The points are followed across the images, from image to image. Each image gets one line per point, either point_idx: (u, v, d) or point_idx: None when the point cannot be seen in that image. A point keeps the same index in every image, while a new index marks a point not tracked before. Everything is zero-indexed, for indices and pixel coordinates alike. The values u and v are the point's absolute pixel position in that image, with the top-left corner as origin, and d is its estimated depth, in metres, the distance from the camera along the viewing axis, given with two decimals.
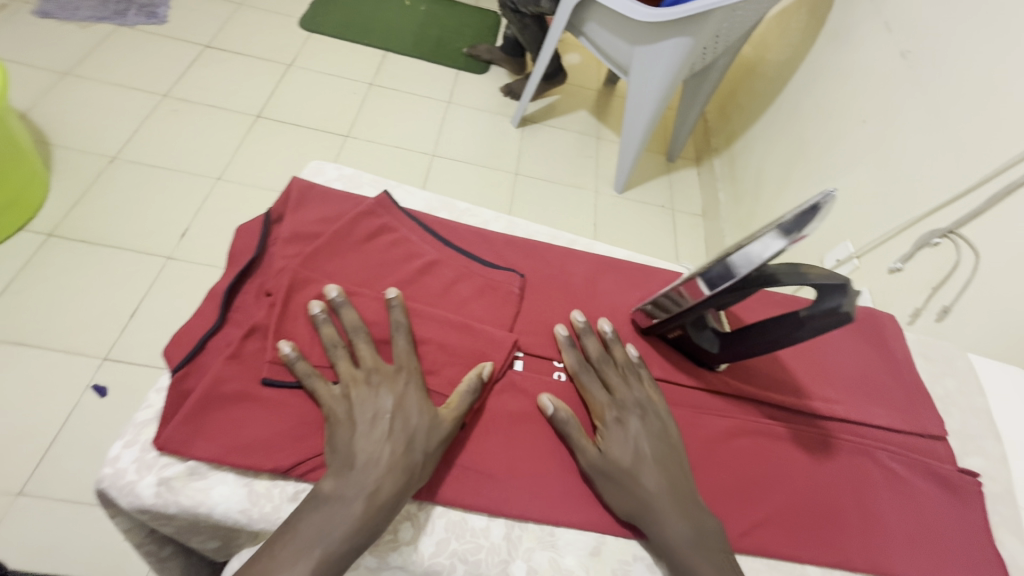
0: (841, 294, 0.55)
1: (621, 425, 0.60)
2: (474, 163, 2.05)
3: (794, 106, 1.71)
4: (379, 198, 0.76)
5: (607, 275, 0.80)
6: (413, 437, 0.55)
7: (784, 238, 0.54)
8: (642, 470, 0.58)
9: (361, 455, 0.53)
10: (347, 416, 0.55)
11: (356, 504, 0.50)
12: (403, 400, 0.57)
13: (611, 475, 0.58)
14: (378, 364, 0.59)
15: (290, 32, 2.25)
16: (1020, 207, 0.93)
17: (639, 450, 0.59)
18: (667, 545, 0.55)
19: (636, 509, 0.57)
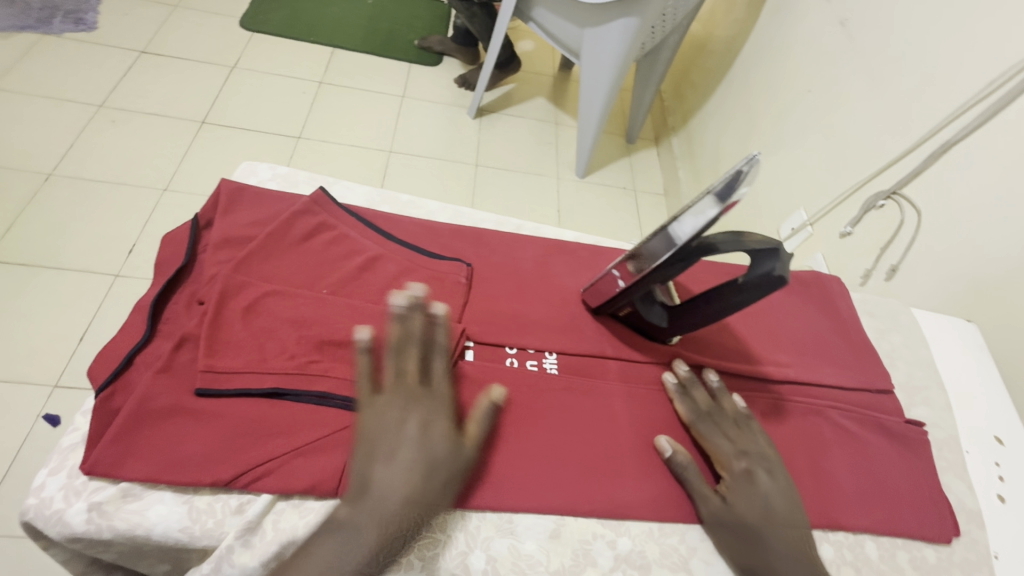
0: (776, 259, 0.56)
1: (750, 481, 0.59)
2: (433, 157, 2.01)
3: (744, 80, 1.73)
4: (315, 196, 0.73)
5: (556, 257, 0.80)
6: (432, 467, 0.53)
7: (717, 206, 0.54)
8: (769, 530, 0.56)
9: (377, 485, 0.51)
10: (376, 446, 0.53)
11: (369, 533, 0.49)
12: (429, 431, 0.55)
13: (735, 531, 0.57)
14: (416, 387, 0.57)
15: (232, 33, 2.16)
16: (956, 164, 0.96)
17: (766, 508, 0.58)
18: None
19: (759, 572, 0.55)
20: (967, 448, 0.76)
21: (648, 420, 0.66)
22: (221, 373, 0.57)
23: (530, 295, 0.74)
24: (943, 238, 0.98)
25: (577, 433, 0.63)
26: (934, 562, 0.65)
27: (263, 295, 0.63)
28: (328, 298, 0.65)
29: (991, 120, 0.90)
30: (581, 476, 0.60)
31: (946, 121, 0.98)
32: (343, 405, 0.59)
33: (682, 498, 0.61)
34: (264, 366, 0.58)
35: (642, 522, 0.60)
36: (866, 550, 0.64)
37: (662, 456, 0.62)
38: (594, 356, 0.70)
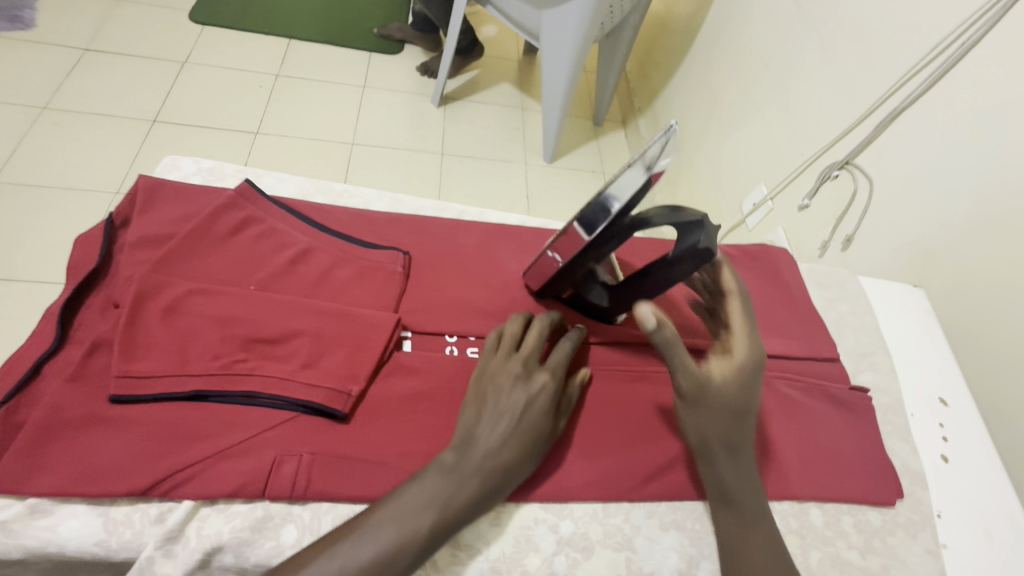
0: (703, 229, 0.56)
1: (752, 372, 0.60)
2: (396, 147, 1.97)
3: (705, 58, 1.71)
4: (241, 188, 0.70)
5: (499, 241, 0.78)
6: (532, 439, 0.54)
7: (644, 174, 0.53)
8: (750, 416, 0.59)
9: (483, 443, 0.52)
10: (491, 402, 0.55)
11: (471, 484, 0.50)
12: (537, 402, 0.55)
13: (724, 414, 0.58)
14: (530, 360, 0.58)
15: (181, 26, 2.07)
16: (903, 133, 0.97)
17: (754, 398, 0.60)
18: (729, 493, 0.57)
19: (728, 450, 0.57)
20: (912, 411, 0.77)
21: (593, 399, 0.65)
22: (138, 379, 0.54)
23: (472, 281, 0.72)
24: (893, 206, 0.98)
25: None
26: (878, 524, 0.65)
27: (184, 294, 0.60)
28: (255, 293, 0.62)
29: (936, 85, 0.91)
30: None
31: (897, 85, 0.98)
32: (272, 403, 0.56)
33: (625, 477, 0.60)
34: (186, 369, 0.56)
35: (585, 504, 0.59)
36: (811, 518, 0.64)
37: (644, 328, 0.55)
38: None
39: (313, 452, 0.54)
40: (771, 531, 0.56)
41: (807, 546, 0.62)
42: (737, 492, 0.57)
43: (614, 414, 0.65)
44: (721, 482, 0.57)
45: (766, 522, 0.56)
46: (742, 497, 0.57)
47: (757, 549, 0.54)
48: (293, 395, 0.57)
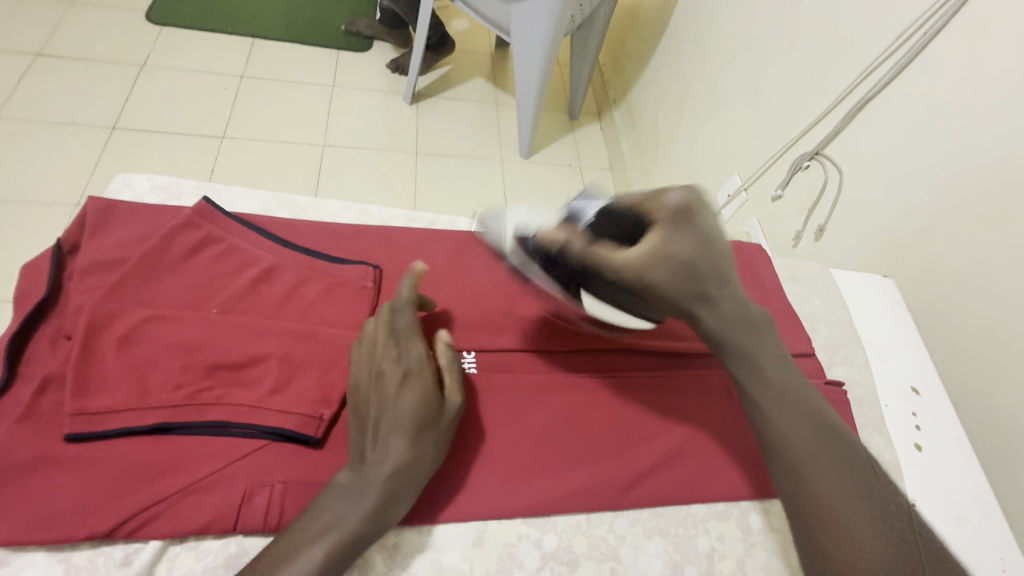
0: (579, 200, 0.55)
1: (683, 220, 0.45)
2: (369, 147, 1.93)
3: (676, 48, 1.71)
4: (198, 206, 0.68)
5: (472, 250, 0.77)
6: (420, 425, 0.52)
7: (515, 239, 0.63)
8: (710, 280, 0.46)
9: (371, 451, 0.51)
10: (366, 410, 0.54)
11: (369, 498, 0.49)
12: (406, 390, 0.53)
13: (670, 287, 0.44)
14: (390, 350, 0.56)
15: (137, 27, 1.99)
16: (870, 122, 0.98)
17: (710, 252, 0.46)
18: (754, 360, 0.50)
19: (724, 322, 0.48)
20: (885, 401, 0.78)
21: (571, 408, 0.64)
22: (94, 415, 0.52)
23: (444, 294, 0.71)
24: (863, 196, 0.99)
25: (496, 432, 0.61)
26: None
27: (140, 322, 0.58)
28: (217, 318, 0.60)
29: (899, 75, 0.93)
30: (502, 478, 0.59)
31: (862, 77, 0.99)
32: (240, 432, 0.54)
33: (607, 487, 0.60)
34: (146, 401, 0.54)
35: (569, 516, 0.59)
36: None
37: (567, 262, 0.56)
38: (516, 350, 0.67)
39: (284, 482, 0.52)
40: (806, 396, 0.52)
41: None
42: (765, 359, 0.51)
43: (594, 423, 0.64)
44: (739, 350, 0.49)
45: (797, 387, 0.52)
46: (771, 365, 0.51)
47: (795, 420, 0.50)
48: (263, 422, 0.55)
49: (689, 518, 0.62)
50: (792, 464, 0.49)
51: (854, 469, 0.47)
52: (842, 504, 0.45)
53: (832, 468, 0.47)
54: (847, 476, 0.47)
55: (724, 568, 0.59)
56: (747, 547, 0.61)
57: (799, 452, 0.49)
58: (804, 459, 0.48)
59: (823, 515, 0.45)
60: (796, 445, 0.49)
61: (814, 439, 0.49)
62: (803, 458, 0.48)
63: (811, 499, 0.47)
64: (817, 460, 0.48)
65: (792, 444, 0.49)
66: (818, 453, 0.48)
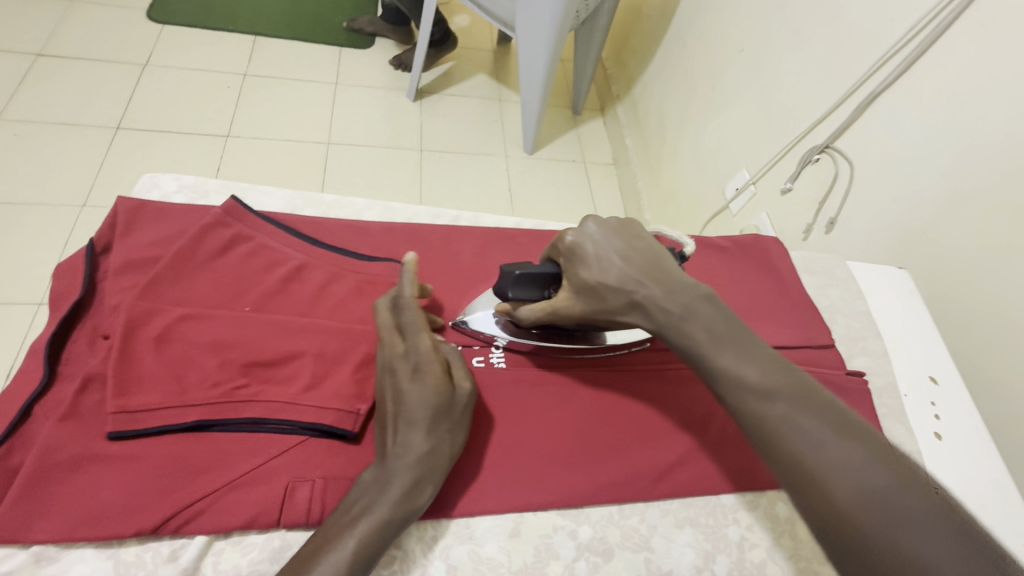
0: (507, 278, 0.60)
1: (578, 257, 0.57)
2: (374, 145, 1.92)
3: (681, 42, 1.70)
4: (227, 205, 0.68)
5: (495, 247, 0.78)
6: (435, 414, 0.53)
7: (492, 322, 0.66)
8: (620, 287, 0.54)
9: (392, 446, 0.52)
10: (383, 405, 0.55)
11: (394, 488, 0.50)
12: (417, 382, 0.54)
13: (592, 311, 0.57)
14: (394, 345, 0.57)
15: (139, 26, 1.98)
16: (882, 115, 0.98)
17: (614, 266, 0.55)
18: (697, 346, 0.51)
19: (659, 316, 0.53)
20: (904, 391, 0.80)
21: (597, 401, 0.66)
22: (136, 413, 0.52)
23: (470, 290, 0.72)
24: (874, 189, 1.00)
25: (526, 426, 0.62)
26: None
27: (176, 320, 0.58)
28: (250, 316, 0.61)
29: (911, 68, 0.93)
30: (535, 470, 0.60)
31: (872, 70, 0.99)
32: (279, 428, 0.55)
33: (636, 477, 0.61)
34: (186, 399, 0.54)
35: (601, 507, 0.60)
36: None
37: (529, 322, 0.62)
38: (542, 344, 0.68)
39: (324, 477, 0.53)
40: (758, 357, 0.49)
41: None
42: (707, 339, 0.50)
43: (620, 415, 0.65)
44: (683, 337, 0.52)
45: (752, 353, 0.49)
46: (715, 344, 0.50)
47: (757, 391, 0.47)
48: (301, 418, 0.55)
49: (719, 509, 0.62)
50: (770, 440, 0.46)
51: (828, 427, 0.45)
52: (827, 473, 0.43)
53: (808, 434, 0.45)
54: (826, 438, 0.44)
55: (754, 557, 0.60)
56: (776, 536, 0.62)
57: (775, 424, 0.46)
58: (781, 431, 0.46)
59: (813, 488, 0.43)
60: (769, 417, 0.46)
61: (783, 405, 0.46)
62: (780, 430, 0.46)
63: (799, 475, 0.44)
64: (795, 429, 0.45)
65: (768, 417, 0.46)
66: (793, 421, 0.45)
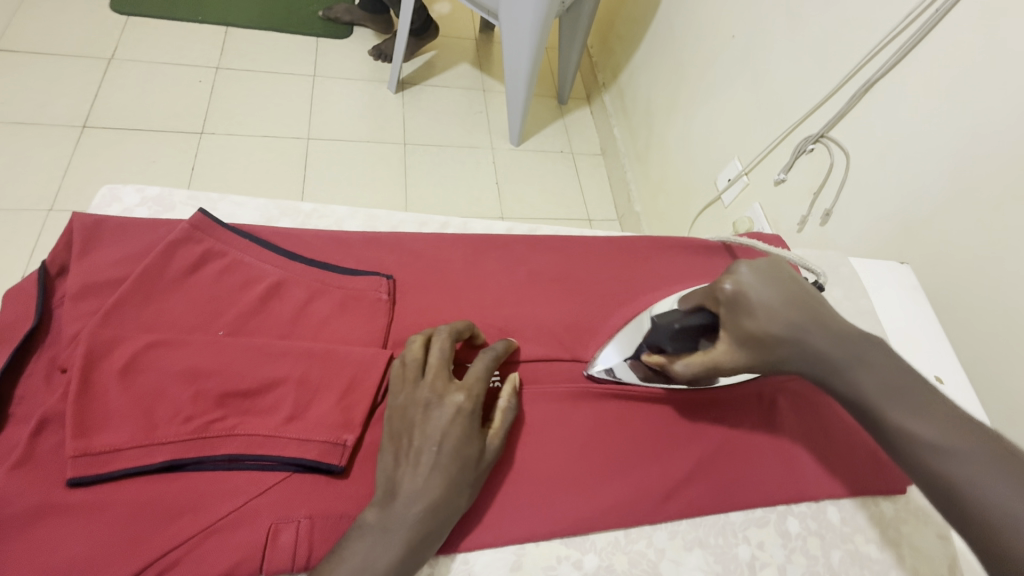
0: (665, 330, 0.57)
1: (741, 307, 0.52)
2: (355, 140, 1.85)
3: (669, 29, 1.65)
4: (194, 218, 0.62)
5: (487, 255, 0.74)
6: (461, 465, 0.51)
7: (627, 367, 0.62)
8: (789, 338, 0.51)
9: (406, 485, 0.49)
10: (404, 443, 0.52)
11: (399, 538, 0.47)
12: (456, 429, 0.52)
13: (756, 363, 0.53)
14: (439, 381, 0.54)
15: (102, 18, 1.87)
16: (878, 104, 0.95)
17: (781, 315, 0.51)
18: (865, 398, 0.47)
19: (827, 365, 0.49)
20: None
21: (603, 417, 0.63)
22: (101, 455, 0.48)
23: (462, 303, 0.68)
24: (872, 179, 0.96)
25: (524, 449, 0.59)
26: (892, 514, 0.64)
27: (141, 349, 0.53)
28: (225, 340, 0.56)
29: (908, 54, 0.89)
30: (536, 497, 0.57)
31: (867, 58, 0.96)
32: (260, 465, 0.51)
33: (644, 499, 0.58)
34: (155, 437, 0.49)
35: (607, 533, 0.57)
36: (828, 516, 0.63)
37: (680, 374, 0.57)
38: (542, 360, 0.64)
39: (310, 516, 0.49)
40: (934, 407, 0.45)
41: (827, 546, 0.61)
42: (877, 391, 0.47)
43: (626, 432, 0.62)
44: (853, 387, 0.48)
45: (929, 408, 0.45)
46: (885, 397, 0.46)
47: (937, 450, 0.43)
48: (283, 452, 0.51)
49: (728, 527, 0.60)
50: (953, 503, 0.41)
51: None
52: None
53: (1003, 499, 0.39)
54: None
55: None
56: (787, 553, 0.60)
57: (957, 486, 0.41)
58: (965, 495, 0.41)
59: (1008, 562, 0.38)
60: (950, 477, 0.42)
61: (970, 465, 0.41)
62: (965, 493, 0.41)
63: (990, 546, 0.39)
64: (986, 494, 0.40)
65: (950, 478, 0.42)
66: (979, 480, 0.41)
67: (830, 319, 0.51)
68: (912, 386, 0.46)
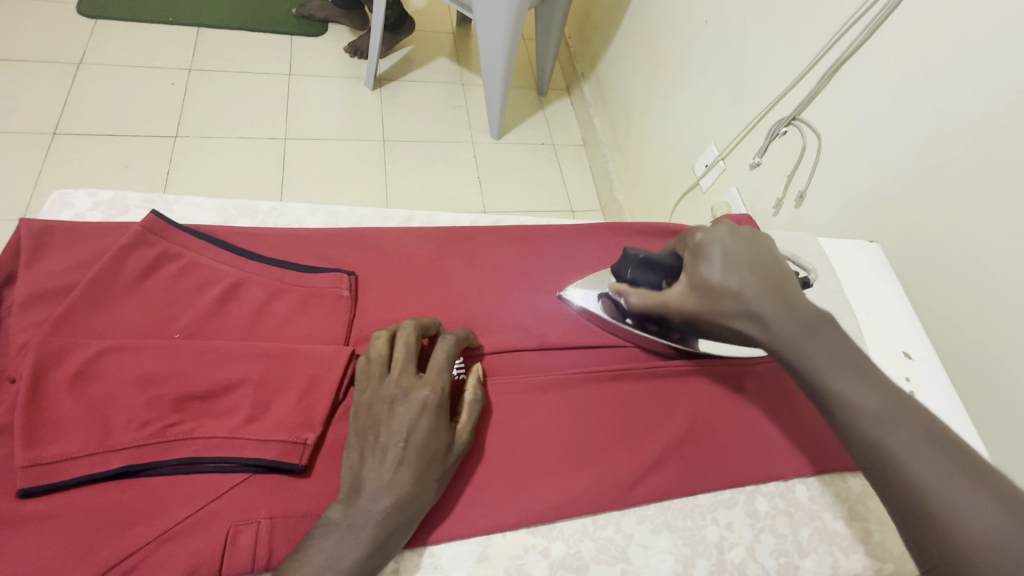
0: (630, 259, 0.63)
1: (704, 254, 0.55)
2: (332, 138, 1.83)
3: (643, 16, 1.64)
4: (147, 221, 0.61)
5: (452, 248, 0.74)
6: (427, 459, 0.51)
7: (598, 301, 0.67)
8: (740, 292, 0.51)
9: (371, 482, 0.49)
10: (369, 439, 0.51)
11: (364, 535, 0.47)
12: (422, 424, 0.51)
13: (703, 312, 0.54)
14: (405, 376, 0.53)
15: (69, 22, 1.83)
16: (847, 85, 0.94)
17: (739, 268, 0.52)
18: (812, 365, 0.47)
19: (775, 329, 0.49)
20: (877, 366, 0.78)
21: (570, 407, 0.62)
22: (52, 465, 0.47)
23: (426, 297, 0.67)
24: (842, 160, 0.96)
25: (490, 442, 0.59)
26: (860, 490, 0.65)
27: (94, 355, 0.52)
28: (180, 343, 0.55)
29: (876, 33, 0.88)
30: (502, 488, 0.56)
31: (836, 38, 0.95)
32: (218, 467, 0.50)
33: (612, 486, 0.58)
34: (109, 444, 0.49)
35: (575, 520, 0.57)
36: (797, 495, 0.63)
37: (631, 303, 0.62)
38: (506, 351, 0.64)
39: (271, 517, 0.49)
40: (876, 383, 0.45)
41: (796, 524, 0.61)
42: (824, 356, 0.47)
43: (593, 420, 0.62)
44: (797, 351, 0.48)
45: (871, 378, 0.45)
46: (835, 367, 0.46)
47: (877, 420, 0.43)
48: (242, 454, 0.51)
49: (696, 510, 0.60)
50: (885, 470, 0.42)
51: (956, 467, 0.40)
52: (946, 511, 0.39)
53: (927, 468, 0.41)
54: (953, 476, 0.40)
55: (735, 557, 0.58)
56: (755, 532, 0.60)
57: (891, 455, 0.42)
58: (899, 463, 0.41)
59: (928, 524, 0.40)
60: (886, 446, 0.42)
61: (904, 433, 0.42)
62: (895, 457, 0.42)
63: (915, 511, 0.40)
64: (916, 462, 0.41)
65: (884, 445, 0.42)
66: (910, 450, 0.42)
67: (789, 286, 0.52)
68: (853, 356, 0.47)
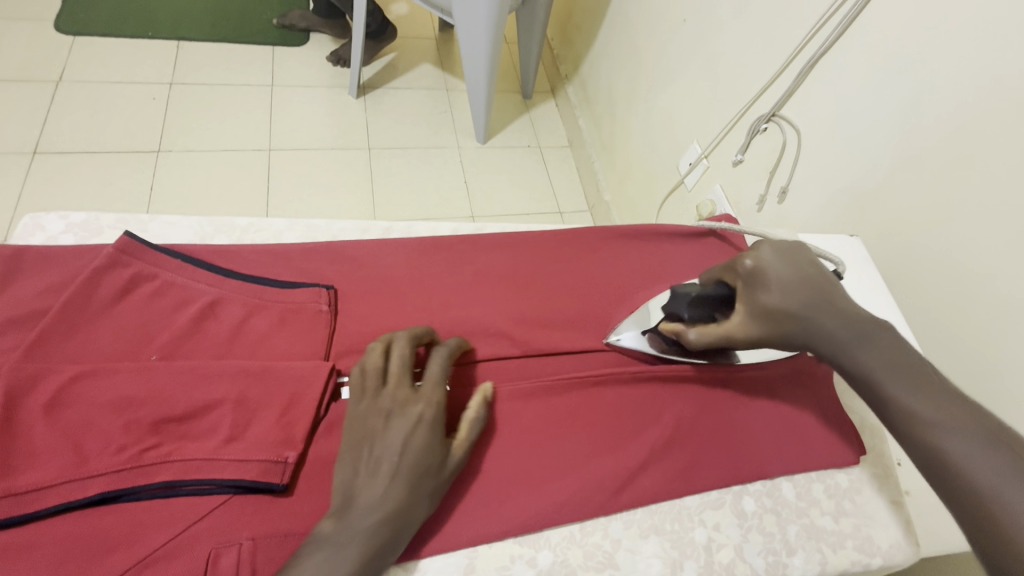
0: (681, 299, 0.60)
1: (759, 281, 0.54)
2: (317, 147, 1.82)
3: (624, 17, 1.65)
4: (120, 242, 0.60)
5: (433, 259, 0.73)
6: (420, 473, 0.51)
7: (645, 340, 0.66)
8: (803, 315, 0.52)
9: (363, 496, 0.48)
10: (363, 453, 0.51)
11: (354, 550, 0.46)
12: (416, 438, 0.51)
13: (769, 338, 0.54)
14: (401, 389, 0.53)
15: (47, 39, 1.81)
16: (823, 81, 0.95)
17: (798, 292, 0.52)
18: (870, 373, 0.48)
19: (838, 344, 0.50)
20: None
21: (555, 413, 0.62)
22: (28, 494, 0.46)
23: (407, 308, 0.67)
24: (822, 154, 0.97)
25: (478, 453, 0.58)
26: (846, 486, 0.65)
27: (69, 380, 0.51)
28: (157, 365, 0.54)
29: (850, 27, 0.89)
30: (488, 500, 0.56)
31: (811, 34, 0.96)
32: (198, 489, 0.50)
33: (599, 491, 0.58)
34: (86, 470, 0.48)
35: (561, 528, 0.57)
36: (784, 493, 0.63)
37: (692, 342, 0.60)
38: (490, 360, 0.64)
39: (254, 537, 0.49)
40: (934, 386, 0.46)
41: (783, 522, 0.61)
42: (880, 364, 0.48)
43: (579, 426, 0.62)
44: (859, 365, 0.49)
45: (930, 382, 0.46)
46: (889, 371, 0.47)
47: (929, 420, 0.44)
48: (222, 475, 0.50)
49: (684, 513, 0.60)
50: (936, 468, 0.43)
51: (1012, 464, 0.41)
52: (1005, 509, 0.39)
53: (983, 465, 0.41)
54: (1007, 473, 0.40)
55: (723, 557, 0.58)
56: (743, 532, 0.60)
57: (945, 453, 0.43)
58: (955, 464, 0.42)
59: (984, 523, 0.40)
60: (940, 446, 0.43)
61: (958, 432, 0.43)
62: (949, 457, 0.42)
63: (971, 509, 0.41)
64: (972, 461, 0.42)
65: (939, 445, 0.43)
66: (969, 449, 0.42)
67: (841, 296, 0.53)
68: (908, 359, 0.48)
